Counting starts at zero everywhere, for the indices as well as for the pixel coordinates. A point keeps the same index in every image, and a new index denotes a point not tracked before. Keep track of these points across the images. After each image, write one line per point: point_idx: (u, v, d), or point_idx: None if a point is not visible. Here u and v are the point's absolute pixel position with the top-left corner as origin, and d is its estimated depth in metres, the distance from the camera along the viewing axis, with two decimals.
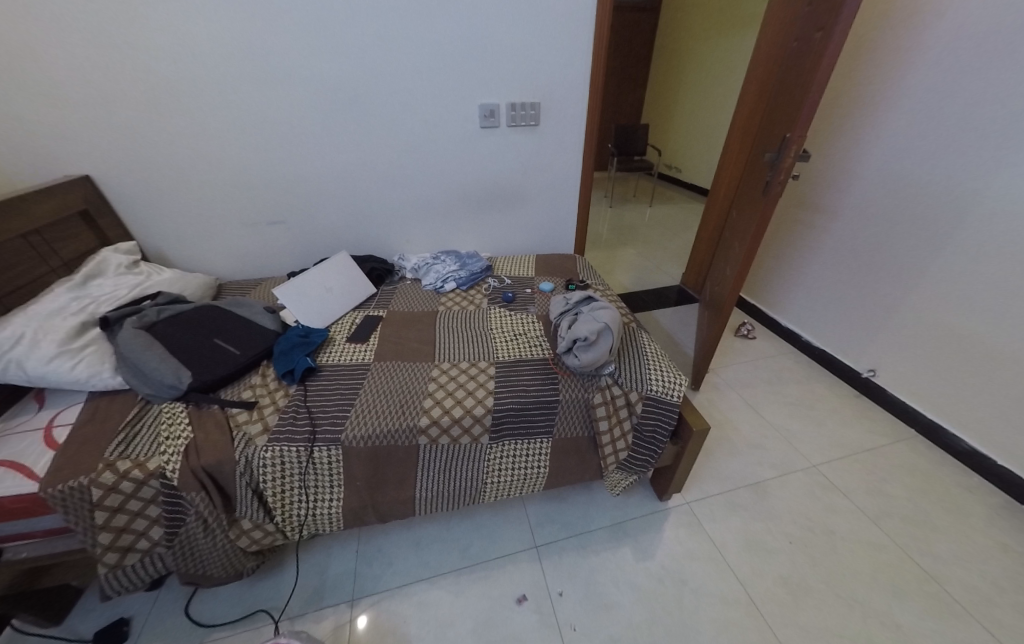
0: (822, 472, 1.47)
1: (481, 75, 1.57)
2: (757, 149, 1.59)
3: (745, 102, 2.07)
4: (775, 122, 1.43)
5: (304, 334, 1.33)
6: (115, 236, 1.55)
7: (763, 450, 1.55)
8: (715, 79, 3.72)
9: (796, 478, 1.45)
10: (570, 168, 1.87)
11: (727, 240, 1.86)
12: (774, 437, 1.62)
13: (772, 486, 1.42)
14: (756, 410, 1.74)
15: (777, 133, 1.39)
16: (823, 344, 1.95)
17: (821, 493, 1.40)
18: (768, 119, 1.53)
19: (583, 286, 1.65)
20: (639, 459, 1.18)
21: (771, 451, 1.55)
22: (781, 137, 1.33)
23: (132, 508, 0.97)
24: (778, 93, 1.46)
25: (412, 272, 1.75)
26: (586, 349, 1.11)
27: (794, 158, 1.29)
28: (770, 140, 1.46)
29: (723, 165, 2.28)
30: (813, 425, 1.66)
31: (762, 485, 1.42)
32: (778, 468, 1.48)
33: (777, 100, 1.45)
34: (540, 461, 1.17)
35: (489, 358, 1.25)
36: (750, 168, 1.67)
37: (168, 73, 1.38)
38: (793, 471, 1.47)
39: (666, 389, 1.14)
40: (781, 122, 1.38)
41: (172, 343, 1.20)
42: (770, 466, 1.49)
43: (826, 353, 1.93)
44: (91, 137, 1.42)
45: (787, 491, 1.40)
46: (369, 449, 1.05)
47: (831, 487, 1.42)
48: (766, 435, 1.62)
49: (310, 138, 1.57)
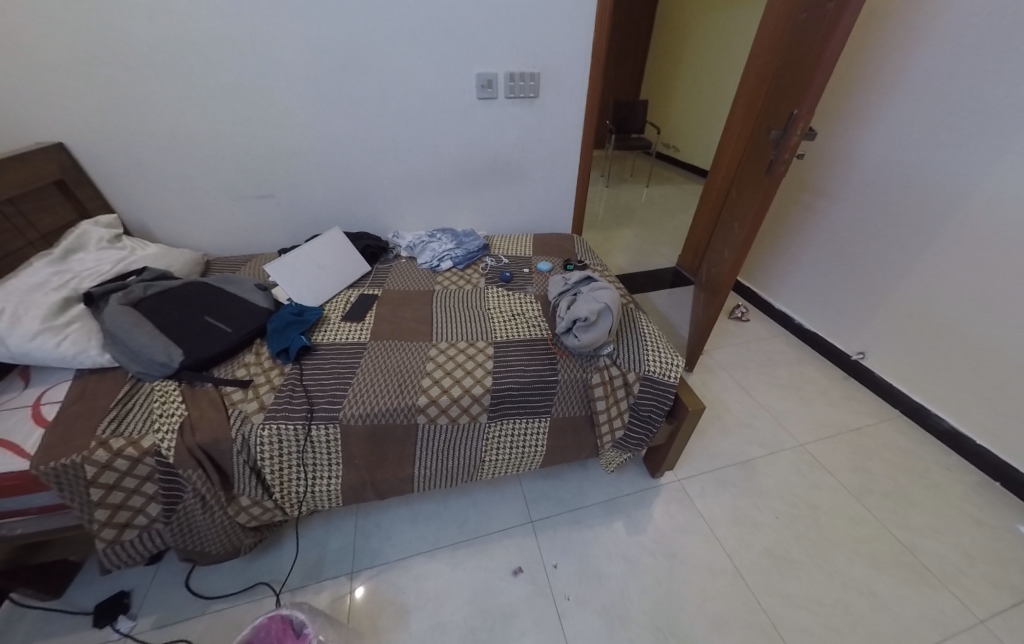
0: (809, 451, 1.52)
1: (479, 43, 1.50)
2: (761, 127, 1.56)
3: (749, 79, 2.03)
4: (782, 99, 1.40)
5: (298, 312, 1.31)
6: (94, 208, 1.49)
7: (752, 429, 1.59)
8: (717, 54, 3.62)
9: (784, 456, 1.49)
10: (569, 143, 1.82)
11: (726, 220, 1.85)
12: (764, 417, 1.65)
13: (761, 463, 1.47)
14: (747, 391, 1.77)
15: (784, 110, 1.36)
16: (813, 326, 1.99)
17: (807, 470, 1.44)
18: (774, 95, 1.50)
19: (581, 266, 1.64)
20: (635, 438, 1.20)
21: (761, 430, 1.60)
22: (788, 114, 1.31)
23: (129, 484, 0.96)
24: (786, 68, 1.42)
25: (408, 250, 1.71)
26: (585, 330, 1.10)
27: (800, 136, 1.27)
28: (775, 118, 1.43)
29: (724, 143, 2.25)
30: (802, 406, 1.70)
31: (751, 463, 1.47)
32: (767, 447, 1.52)
33: (785, 75, 1.42)
34: (538, 440, 1.18)
35: (487, 337, 1.25)
36: (753, 145, 1.65)
37: (142, 32, 1.28)
38: (781, 450, 1.52)
39: (664, 370, 1.15)
40: (788, 99, 1.35)
41: (161, 321, 1.17)
42: (759, 444, 1.53)
43: (818, 335, 1.96)
44: (61, 101, 1.33)
45: (774, 469, 1.45)
46: (368, 428, 1.04)
47: (817, 464, 1.47)
48: (757, 415, 1.66)
49: (299, 106, 1.49)
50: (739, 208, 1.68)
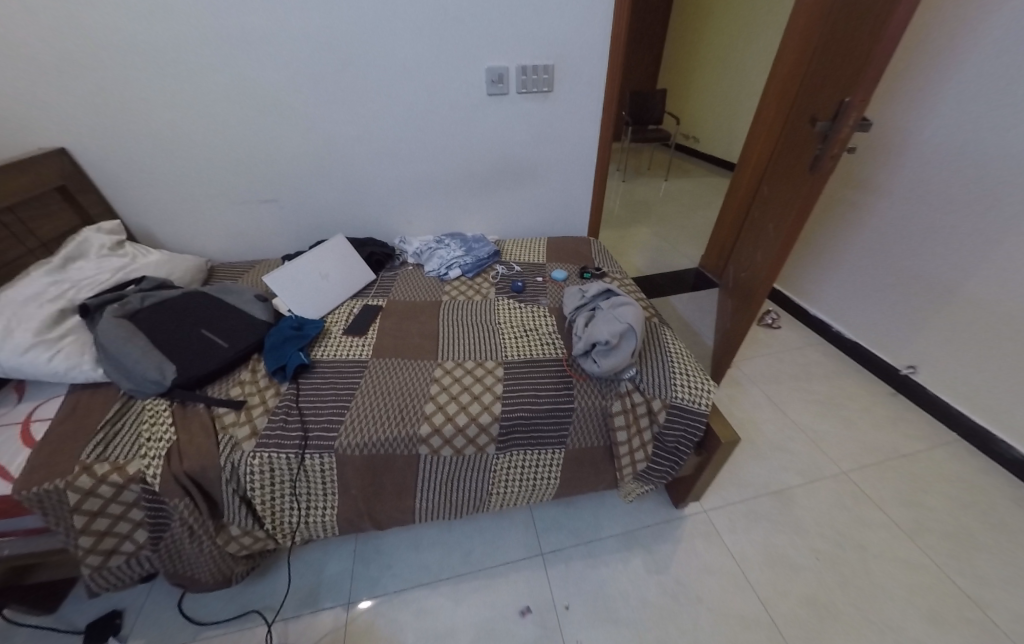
0: (851, 479, 1.39)
1: (489, 33, 1.39)
2: (803, 121, 1.42)
3: (782, 70, 1.88)
4: (830, 88, 1.25)
5: (298, 326, 1.24)
6: (98, 214, 1.45)
7: (786, 454, 1.46)
8: (744, 42, 3.41)
9: (824, 486, 1.36)
10: (585, 140, 1.70)
11: (760, 224, 1.71)
12: (799, 439, 1.52)
13: (797, 494, 1.34)
14: (779, 409, 1.64)
15: (833, 99, 1.22)
16: (855, 336, 1.84)
17: (851, 503, 1.31)
18: (819, 83, 1.35)
19: (599, 275, 1.53)
20: (659, 470, 1.12)
21: (797, 454, 1.47)
22: (838, 104, 1.16)
23: (113, 512, 0.90)
24: (832, 54, 1.27)
25: (414, 257, 1.63)
26: (605, 355, 1.01)
27: (853, 128, 1.12)
28: (822, 108, 1.28)
29: (753, 140, 2.10)
30: (842, 426, 1.56)
31: (787, 494, 1.34)
32: (804, 475, 1.39)
33: (831, 61, 1.27)
34: (551, 472, 1.10)
35: (496, 357, 1.17)
36: (792, 141, 1.50)
37: (137, 31, 1.22)
38: (820, 478, 1.38)
39: (692, 398, 1.06)
40: (838, 87, 1.20)
41: (156, 335, 1.12)
42: (794, 472, 1.41)
43: (860, 345, 1.81)
44: (60, 104, 1.29)
45: (812, 501, 1.32)
46: (365, 458, 0.97)
47: (862, 496, 1.33)
48: (790, 436, 1.53)
49: (299, 105, 1.42)
50: (776, 210, 1.54)
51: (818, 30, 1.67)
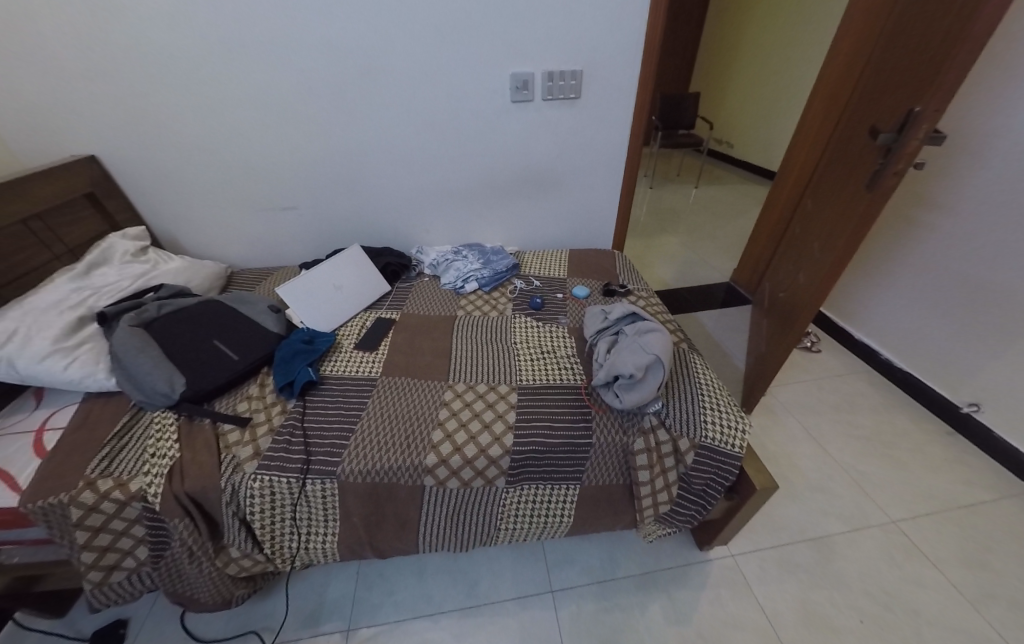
0: (902, 531, 1.30)
1: (515, 38, 1.34)
2: (861, 136, 1.32)
3: (829, 78, 1.77)
4: (894, 100, 1.15)
5: (309, 339, 1.21)
6: (124, 220, 1.47)
7: (828, 497, 1.39)
8: (786, 43, 3.23)
9: (870, 536, 1.29)
10: (613, 148, 1.62)
11: (807, 244, 1.61)
12: (843, 479, 1.45)
13: (839, 542, 1.27)
14: (819, 443, 1.57)
15: (900, 107, 1.10)
16: (907, 365, 1.73)
17: (902, 558, 1.24)
18: (883, 89, 1.23)
19: (623, 292, 1.44)
20: (683, 513, 1.05)
21: (842, 498, 1.39)
22: (906, 113, 1.05)
23: (115, 528, 0.88)
24: (900, 58, 1.16)
25: (431, 268, 1.58)
26: (628, 390, 0.94)
27: (922, 140, 1.01)
28: (884, 122, 1.18)
29: (795, 151, 1.98)
30: (894, 468, 1.48)
31: (828, 541, 1.27)
32: (847, 522, 1.33)
33: (896, 72, 1.17)
34: (565, 508, 1.04)
35: (511, 382, 1.11)
36: (847, 156, 1.40)
37: (163, 37, 1.23)
38: (865, 527, 1.31)
39: (725, 440, 0.99)
40: (907, 94, 1.09)
41: (169, 345, 1.11)
42: (837, 517, 1.34)
43: (911, 376, 1.70)
44: (91, 111, 1.31)
45: (856, 552, 1.25)
46: (368, 485, 0.93)
47: (913, 549, 1.26)
48: (834, 475, 1.46)
49: (321, 113, 1.40)
50: (827, 230, 1.44)
51: (874, 35, 1.55)
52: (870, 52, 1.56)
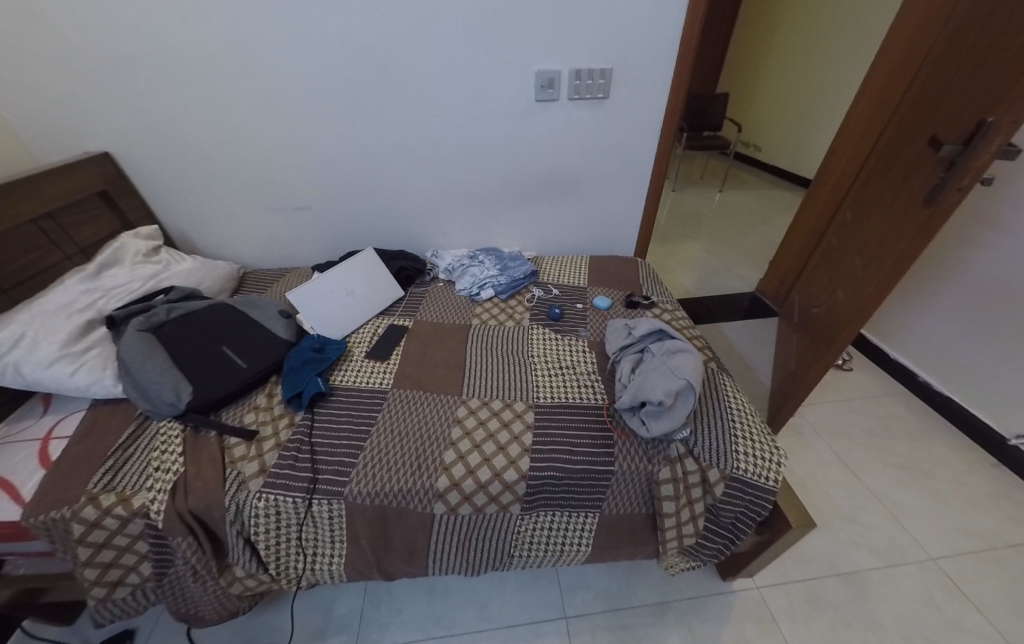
0: (942, 569, 1.24)
1: (543, 35, 1.27)
2: (918, 150, 1.27)
3: (875, 83, 1.68)
4: (961, 112, 1.10)
5: (319, 347, 1.17)
6: (137, 218, 1.45)
7: (862, 529, 1.33)
8: (822, 39, 3.08)
9: (907, 573, 1.23)
10: (641, 151, 1.54)
11: (850, 258, 1.54)
12: (876, 510, 1.39)
13: (874, 579, 1.21)
14: (851, 469, 1.51)
15: (969, 119, 1.06)
16: (946, 389, 1.67)
17: (941, 599, 1.17)
18: (948, 101, 1.18)
19: (646, 303, 1.37)
20: (708, 547, 0.99)
21: (876, 531, 1.33)
22: (977, 124, 1.00)
23: (118, 544, 0.85)
24: (969, 69, 1.11)
25: (446, 273, 1.53)
26: (656, 417, 0.88)
27: (993, 154, 0.98)
28: (950, 133, 1.12)
29: (833, 159, 1.90)
30: (933, 499, 1.42)
31: (860, 577, 1.21)
32: (881, 557, 1.26)
33: (965, 81, 1.12)
34: (583, 536, 0.98)
35: (527, 400, 1.05)
36: (902, 168, 1.34)
37: (179, 31, 1.19)
38: (902, 563, 1.25)
39: (757, 472, 0.93)
40: (977, 104, 1.04)
41: (178, 351, 1.08)
42: (870, 552, 1.27)
43: (951, 401, 1.65)
44: (106, 106, 1.29)
45: (893, 589, 1.19)
46: (377, 508, 0.89)
47: (954, 591, 1.19)
48: (866, 505, 1.40)
49: (341, 113, 1.36)
50: (876, 244, 1.38)
51: (928, 40, 1.48)
52: (923, 59, 1.49)
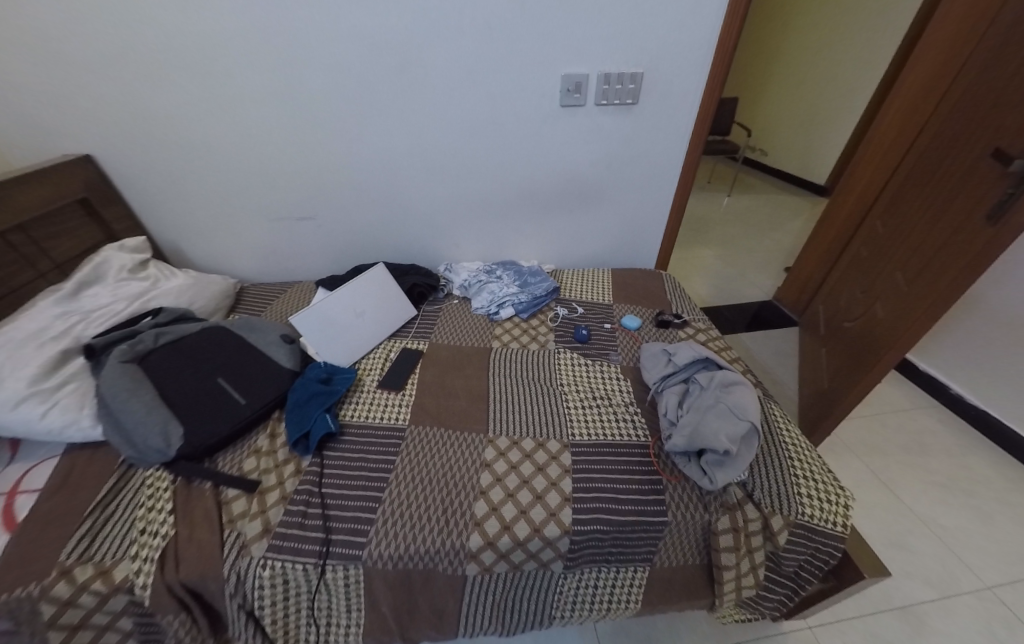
0: (998, 597, 1.16)
1: (573, 33, 1.16)
2: (975, 164, 1.14)
3: (910, 83, 1.54)
4: None
5: (326, 377, 1.05)
6: (123, 229, 1.30)
7: (911, 557, 1.23)
8: (831, 43, 3.01)
9: (963, 604, 1.14)
10: (669, 159, 1.44)
11: (890, 272, 1.42)
12: (923, 534, 1.30)
13: (931, 613, 1.12)
14: (891, 489, 1.42)
15: None
16: (982, 403, 1.59)
17: (1004, 633, 1.09)
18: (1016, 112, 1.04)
19: (679, 322, 1.27)
20: (769, 596, 0.90)
21: (926, 559, 1.24)
22: None
23: (98, 622, 0.71)
24: None
25: (462, 289, 1.42)
26: (718, 466, 0.78)
27: None
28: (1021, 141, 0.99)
29: (861, 164, 1.77)
30: (979, 520, 1.33)
31: (916, 611, 1.12)
32: (935, 586, 1.17)
33: None
34: (631, 592, 0.88)
35: (562, 438, 0.94)
36: (954, 181, 1.22)
37: (168, 27, 1.06)
38: (957, 593, 1.16)
39: (825, 517, 0.82)
40: None
41: (166, 386, 0.95)
42: (922, 581, 1.18)
43: (988, 416, 1.56)
44: (87, 108, 1.15)
45: (951, 623, 1.10)
46: (399, 572, 0.78)
47: (1014, 621, 1.11)
48: (911, 529, 1.31)
49: (349, 117, 1.24)
50: (922, 260, 1.25)
51: (968, 38, 1.34)
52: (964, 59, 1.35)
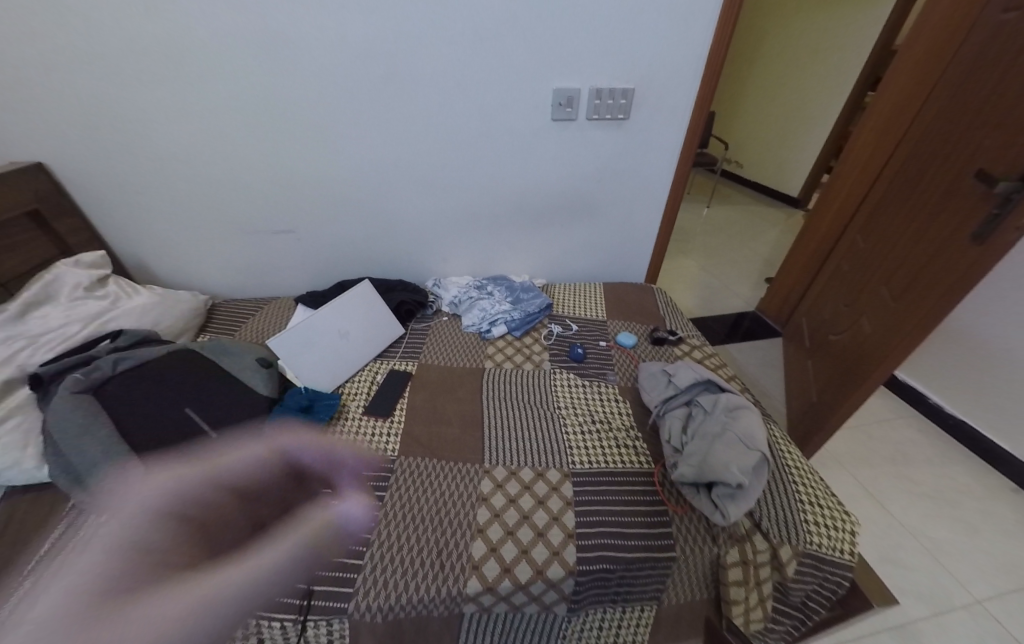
0: (991, 613, 1.06)
1: (564, 47, 1.13)
2: (959, 183, 1.14)
3: (887, 99, 1.56)
4: (1019, 149, 0.97)
5: (307, 405, 0.98)
6: (79, 243, 1.20)
7: (903, 572, 1.12)
8: (801, 65, 3.13)
9: (957, 621, 1.04)
10: (659, 174, 1.42)
11: (873, 287, 1.43)
12: (912, 546, 1.19)
13: (926, 633, 1.02)
14: (875, 498, 1.31)
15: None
16: (959, 412, 1.47)
17: None
18: (999, 132, 1.05)
19: (674, 339, 1.24)
20: (777, 629, 0.86)
21: (917, 573, 1.13)
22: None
23: None
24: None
25: (451, 306, 1.36)
26: (730, 499, 0.75)
27: None
28: (1005, 163, 1.00)
29: (839, 177, 1.79)
30: (965, 533, 1.22)
31: (911, 631, 1.02)
32: (928, 603, 1.07)
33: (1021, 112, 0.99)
34: (637, 631, 0.83)
35: (562, 466, 0.89)
36: (937, 198, 1.22)
37: (132, 29, 0.98)
38: (950, 609, 1.06)
39: (832, 546, 0.79)
40: None
41: (126, 420, 0.86)
42: (916, 597, 1.08)
43: (966, 427, 1.44)
44: (39, 112, 1.05)
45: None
46: (391, 624, 0.71)
47: (1008, 638, 1.02)
48: (899, 541, 1.20)
49: (332, 126, 1.18)
50: (906, 276, 1.26)
51: (942, 59, 1.36)
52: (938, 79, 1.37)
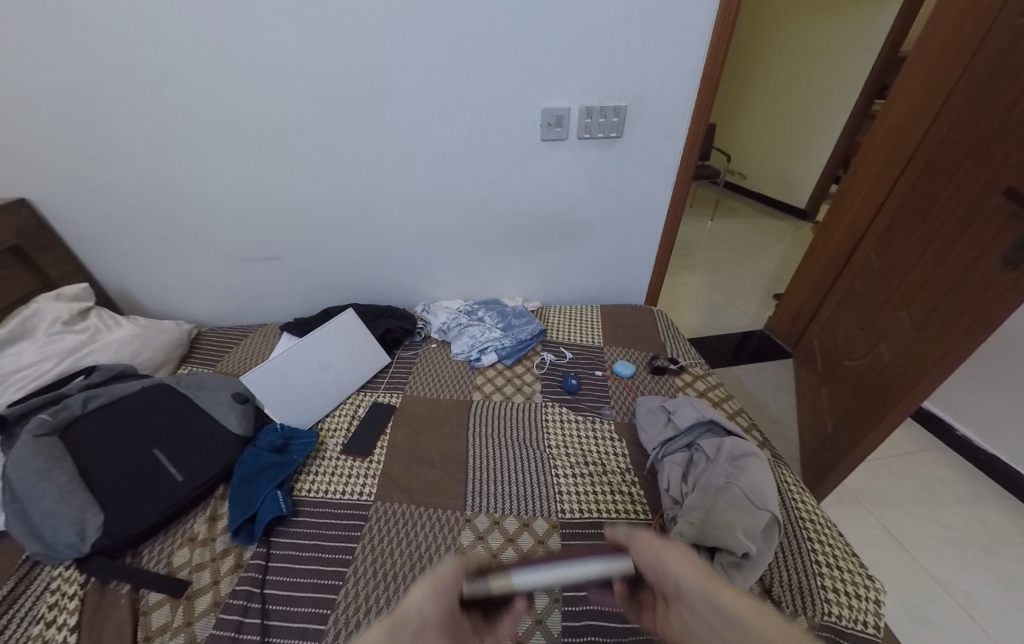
0: None
1: (551, 67, 1.10)
2: (986, 201, 1.06)
3: (897, 110, 1.49)
4: None
5: (281, 445, 0.93)
6: (63, 275, 1.19)
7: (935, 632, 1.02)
8: (805, 75, 3.07)
9: None
10: (656, 193, 1.37)
11: (892, 310, 1.34)
12: (944, 600, 1.08)
13: None
14: (900, 543, 1.20)
15: None
16: (989, 445, 1.36)
17: None
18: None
19: (675, 369, 1.18)
20: None
21: (950, 633, 1.02)
22: None
23: None
24: None
25: (440, 332, 1.32)
26: (734, 568, 0.68)
27: None
28: None
29: (849, 190, 1.71)
30: (1004, 586, 1.10)
31: None
32: None
33: None
34: None
35: (550, 516, 0.83)
36: (960, 215, 1.15)
37: (113, 64, 0.98)
38: None
39: (853, 617, 0.69)
40: None
41: (90, 462, 0.83)
42: None
43: (998, 463, 1.33)
44: (23, 148, 1.06)
45: None
46: None
47: None
48: (929, 595, 1.09)
49: (314, 153, 1.16)
50: (928, 301, 1.18)
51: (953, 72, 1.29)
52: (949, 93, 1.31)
